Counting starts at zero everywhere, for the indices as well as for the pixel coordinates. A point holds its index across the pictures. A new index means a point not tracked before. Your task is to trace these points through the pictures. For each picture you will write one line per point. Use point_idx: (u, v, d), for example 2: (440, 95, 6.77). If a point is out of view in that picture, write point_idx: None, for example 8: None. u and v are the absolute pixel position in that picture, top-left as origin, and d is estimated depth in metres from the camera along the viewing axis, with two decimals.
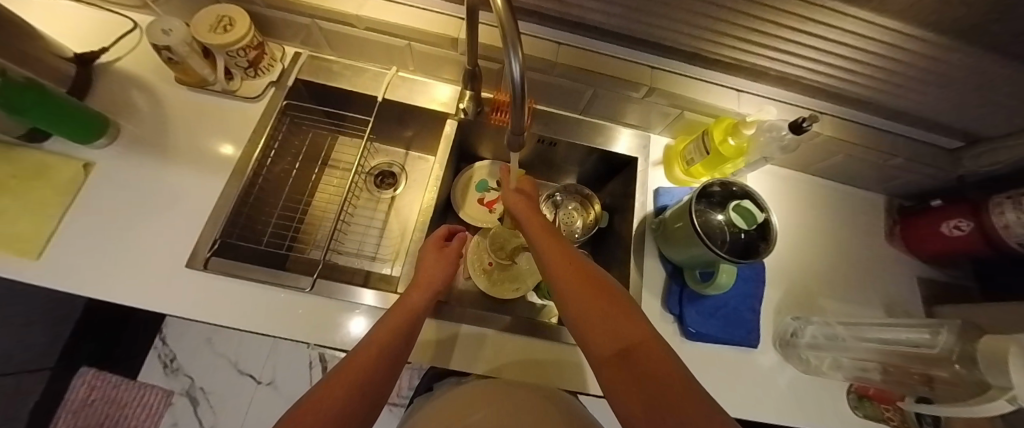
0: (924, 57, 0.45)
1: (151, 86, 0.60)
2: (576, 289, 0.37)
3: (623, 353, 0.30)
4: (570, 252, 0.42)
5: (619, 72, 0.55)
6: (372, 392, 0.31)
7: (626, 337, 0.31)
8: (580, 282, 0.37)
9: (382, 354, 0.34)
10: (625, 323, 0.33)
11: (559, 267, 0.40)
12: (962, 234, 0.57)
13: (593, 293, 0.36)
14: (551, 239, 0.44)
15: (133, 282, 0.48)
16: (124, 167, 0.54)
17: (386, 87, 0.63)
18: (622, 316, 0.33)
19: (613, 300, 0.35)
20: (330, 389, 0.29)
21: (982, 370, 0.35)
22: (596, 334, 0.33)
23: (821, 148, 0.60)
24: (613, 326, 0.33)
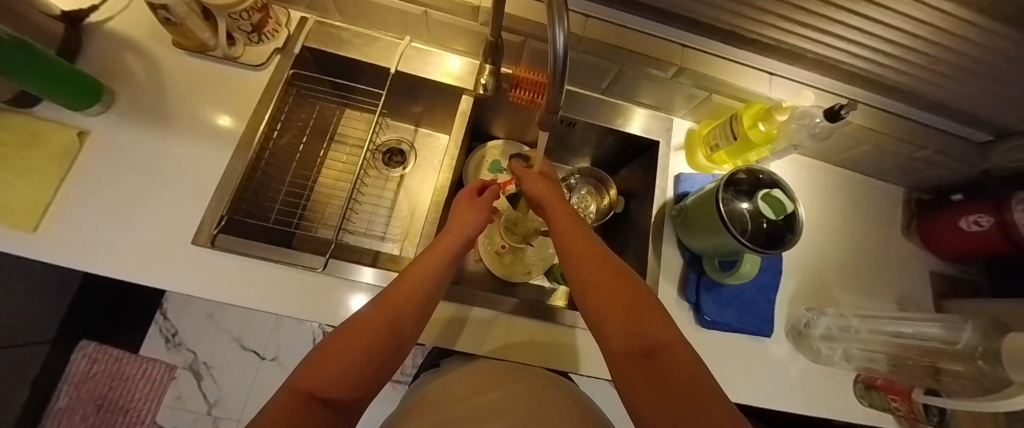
0: (967, 38, 0.44)
1: (147, 49, 0.56)
2: (604, 280, 0.36)
3: (645, 353, 0.30)
4: (597, 243, 0.41)
5: (649, 49, 0.52)
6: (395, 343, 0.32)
7: (652, 337, 0.31)
8: (608, 275, 0.37)
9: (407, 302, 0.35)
10: (652, 323, 0.32)
11: (586, 255, 0.39)
12: (981, 229, 0.56)
13: (620, 290, 0.35)
14: (579, 228, 0.43)
15: (136, 258, 0.46)
16: (122, 137, 0.51)
17: (400, 58, 0.59)
18: (650, 316, 0.33)
19: (641, 299, 0.34)
20: (357, 329, 0.31)
21: (1007, 368, 0.36)
22: (619, 327, 0.33)
23: (850, 137, 0.60)
24: (639, 323, 0.32)
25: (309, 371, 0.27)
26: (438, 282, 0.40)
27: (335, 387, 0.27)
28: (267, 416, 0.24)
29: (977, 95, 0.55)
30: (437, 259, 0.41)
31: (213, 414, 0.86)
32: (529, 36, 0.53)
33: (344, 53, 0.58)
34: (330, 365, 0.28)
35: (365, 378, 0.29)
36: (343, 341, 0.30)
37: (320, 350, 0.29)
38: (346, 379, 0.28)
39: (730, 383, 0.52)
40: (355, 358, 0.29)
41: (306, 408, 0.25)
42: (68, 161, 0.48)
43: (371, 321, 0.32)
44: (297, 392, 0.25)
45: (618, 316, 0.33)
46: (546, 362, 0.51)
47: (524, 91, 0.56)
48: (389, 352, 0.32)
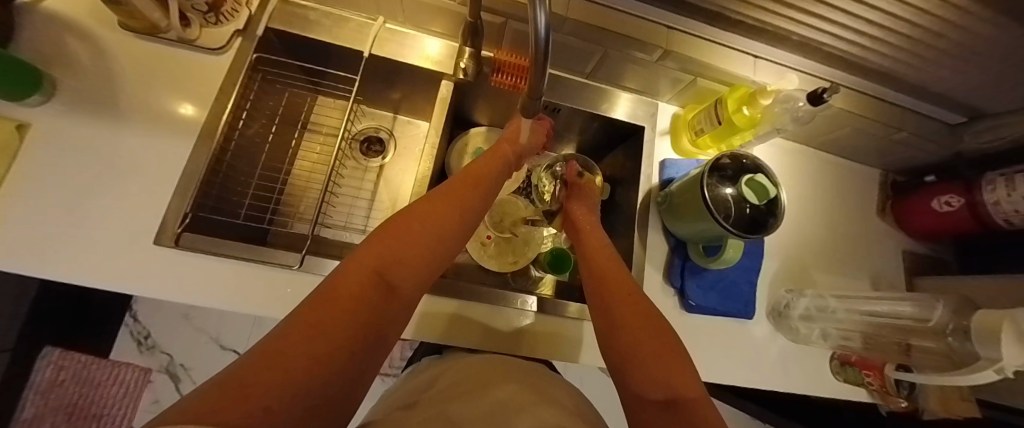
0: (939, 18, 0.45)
1: (90, 32, 0.51)
2: (634, 320, 0.36)
3: (666, 401, 0.30)
4: (631, 283, 0.41)
5: (633, 31, 0.51)
6: (450, 240, 0.35)
7: (676, 387, 0.30)
8: (637, 314, 0.37)
9: (463, 201, 0.38)
10: (678, 370, 0.31)
11: (617, 293, 0.39)
12: (952, 209, 0.59)
13: (649, 332, 0.35)
14: (616, 264, 0.43)
15: (91, 261, 0.42)
16: (68, 130, 0.46)
17: (374, 40, 0.56)
18: (677, 364, 0.32)
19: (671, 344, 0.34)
20: (418, 221, 0.34)
21: (975, 343, 0.39)
22: (642, 376, 0.32)
23: (831, 121, 0.60)
24: (666, 369, 0.31)
25: (376, 250, 0.31)
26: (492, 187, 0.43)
27: (395, 270, 0.31)
28: (342, 277, 0.28)
29: (952, 76, 0.56)
30: (492, 167, 0.44)
31: None
32: (510, 16, 0.51)
33: (314, 35, 0.54)
34: (392, 249, 0.31)
35: (420, 269, 0.32)
36: (404, 229, 0.33)
37: (386, 232, 0.32)
38: (404, 267, 0.31)
39: (716, 366, 0.53)
40: (414, 249, 0.32)
41: (371, 281, 0.29)
42: (5, 158, 0.43)
43: (430, 215, 0.35)
44: (364, 266, 0.29)
45: (646, 357, 0.33)
46: (539, 353, 0.51)
47: (506, 76, 0.54)
48: (444, 250, 0.35)
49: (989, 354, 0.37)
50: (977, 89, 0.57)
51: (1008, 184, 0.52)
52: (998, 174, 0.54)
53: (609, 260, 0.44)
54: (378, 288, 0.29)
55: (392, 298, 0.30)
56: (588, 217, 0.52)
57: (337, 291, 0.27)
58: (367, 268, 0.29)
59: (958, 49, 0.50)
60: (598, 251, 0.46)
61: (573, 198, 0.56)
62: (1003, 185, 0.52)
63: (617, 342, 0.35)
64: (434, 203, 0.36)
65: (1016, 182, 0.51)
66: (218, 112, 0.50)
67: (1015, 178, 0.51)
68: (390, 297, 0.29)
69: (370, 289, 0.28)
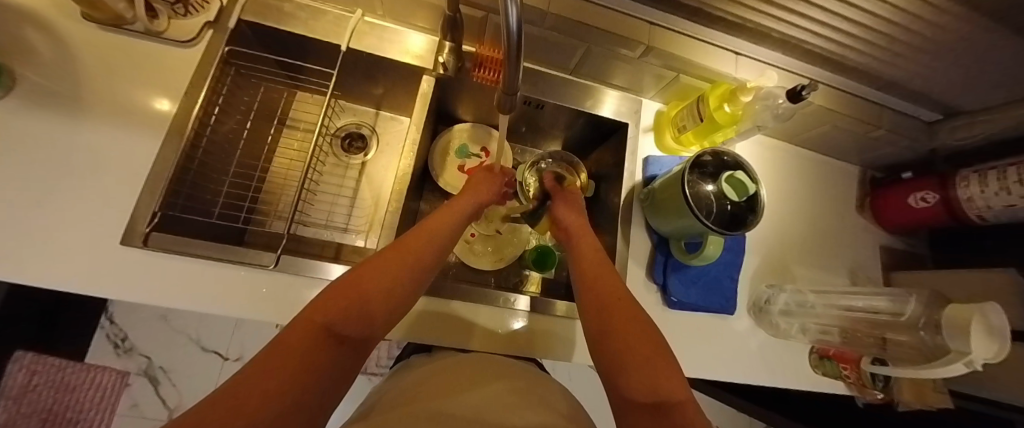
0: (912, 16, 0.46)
1: (50, 22, 0.48)
2: (623, 327, 0.34)
3: (655, 407, 0.27)
4: (623, 290, 0.39)
5: (614, 26, 0.51)
6: (405, 293, 0.33)
7: (665, 392, 0.28)
8: (627, 318, 0.35)
9: (421, 251, 0.36)
10: (667, 373, 0.29)
11: (609, 302, 0.37)
12: (927, 205, 0.60)
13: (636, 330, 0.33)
14: (608, 271, 0.41)
15: (50, 262, 0.40)
16: (28, 125, 0.44)
17: (352, 34, 0.54)
18: (666, 368, 0.30)
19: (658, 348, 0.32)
20: (372, 272, 0.31)
21: (945, 336, 0.39)
22: (632, 383, 0.29)
23: (812, 118, 0.61)
24: (654, 375, 0.29)
25: (323, 305, 0.28)
26: (453, 233, 0.41)
27: (346, 324, 0.28)
28: (280, 340, 0.25)
29: (928, 74, 0.56)
30: (454, 214, 0.43)
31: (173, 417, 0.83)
32: (490, 10, 0.50)
33: (289, 28, 0.53)
34: (342, 302, 0.28)
35: (372, 322, 0.30)
36: (357, 283, 0.30)
37: (336, 287, 0.30)
38: (357, 319, 0.29)
39: (699, 361, 0.54)
40: (368, 301, 0.30)
41: (317, 338, 0.26)
42: None
43: (385, 265, 0.32)
44: (309, 323, 0.26)
45: (634, 364, 0.30)
46: (523, 350, 0.50)
47: (487, 71, 0.54)
48: (398, 300, 0.32)
49: (958, 347, 0.38)
50: (951, 87, 0.58)
51: (980, 180, 0.53)
52: (972, 171, 0.55)
53: (601, 263, 0.42)
54: (324, 347, 0.26)
55: (339, 353, 0.27)
56: (578, 220, 0.50)
57: (274, 355, 0.23)
58: (313, 324, 0.26)
59: (934, 46, 0.51)
60: (590, 259, 0.43)
61: (562, 201, 0.53)
62: (976, 180, 0.54)
63: (607, 357, 0.33)
64: (388, 254, 0.34)
65: (989, 177, 0.52)
66: (188, 106, 0.49)
67: (987, 174, 0.53)
68: (337, 356, 0.26)
69: (315, 347, 0.25)
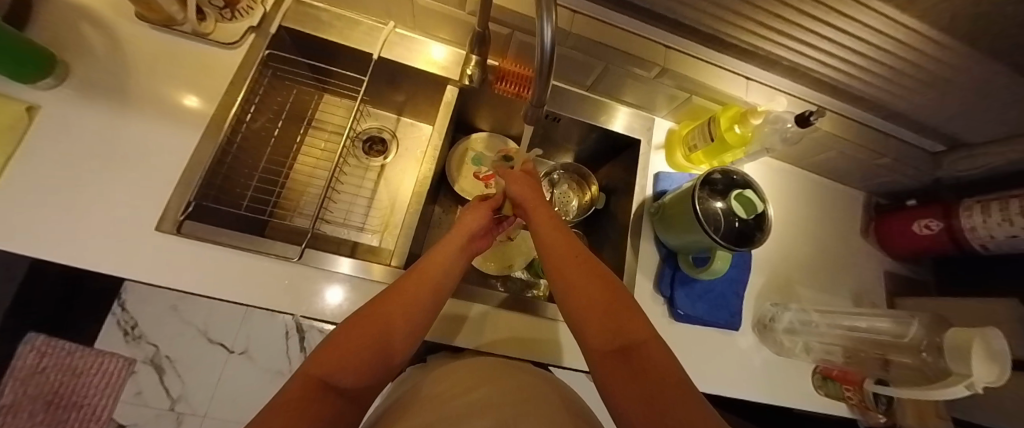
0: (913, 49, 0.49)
1: (105, 20, 0.52)
2: (587, 279, 0.37)
3: (623, 350, 0.31)
4: (579, 245, 0.41)
5: (633, 48, 0.53)
6: (400, 337, 0.34)
7: (629, 336, 0.32)
8: (584, 270, 0.38)
9: (411, 295, 0.37)
10: (630, 321, 0.33)
11: (566, 255, 0.39)
12: (930, 233, 0.62)
13: (596, 285, 0.37)
14: (562, 232, 0.43)
15: (87, 243, 0.42)
16: (80, 115, 0.47)
17: (383, 44, 0.57)
18: (627, 314, 0.34)
19: (618, 300, 0.35)
20: (361, 322, 0.33)
21: (946, 358, 0.41)
22: (596, 330, 0.33)
23: (818, 143, 0.63)
24: (617, 323, 0.33)
25: (316, 363, 0.29)
26: (448, 275, 0.41)
27: (341, 374, 0.29)
28: (278, 400, 0.26)
29: (932, 106, 0.59)
30: (442, 257, 0.42)
31: (176, 410, 0.63)
32: (515, 28, 0.53)
33: (325, 35, 0.56)
34: (336, 355, 0.30)
35: (368, 370, 0.31)
36: (347, 335, 0.32)
37: (328, 344, 0.31)
38: (351, 368, 0.30)
39: (703, 375, 0.55)
40: (360, 350, 0.31)
41: (315, 390, 0.27)
42: (14, 138, 0.44)
43: (374, 314, 0.34)
44: (305, 379, 0.28)
45: (596, 316, 0.34)
46: (528, 354, 0.51)
47: (507, 84, 0.56)
48: (394, 345, 0.34)
49: (959, 370, 0.39)
50: (954, 119, 0.60)
51: (983, 209, 0.55)
52: (974, 201, 0.57)
53: (555, 226, 0.43)
54: (322, 396, 0.27)
55: (339, 404, 0.28)
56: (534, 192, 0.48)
57: (278, 411, 0.25)
58: (310, 379, 0.28)
59: (936, 81, 0.53)
60: (550, 235, 0.42)
61: (515, 177, 0.49)
62: (978, 211, 0.55)
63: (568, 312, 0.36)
64: (378, 303, 0.35)
65: (991, 207, 0.54)
66: (226, 105, 0.52)
67: (989, 205, 0.54)
68: (337, 406, 0.27)
69: (313, 399, 0.26)
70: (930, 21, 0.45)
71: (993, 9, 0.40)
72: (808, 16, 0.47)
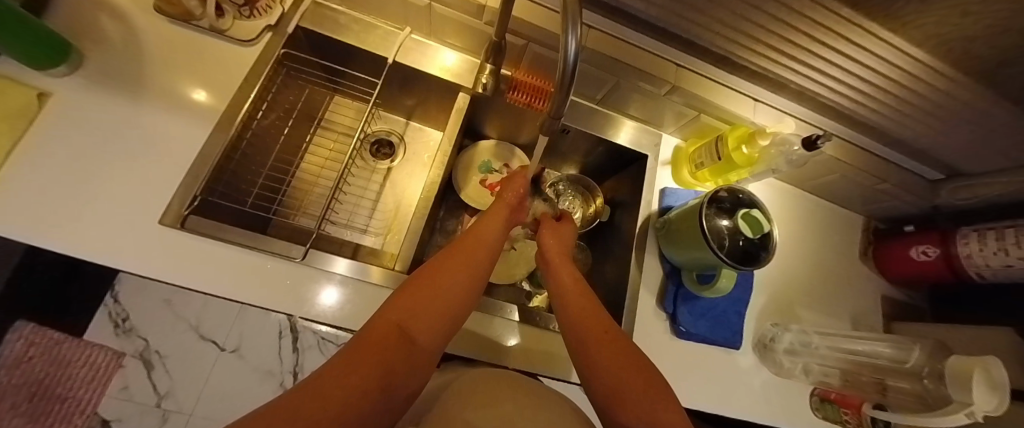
0: (911, 76, 0.51)
1: (124, 11, 0.52)
2: (619, 353, 0.34)
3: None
4: (608, 321, 0.38)
5: (646, 65, 0.54)
6: (468, 294, 0.35)
7: (662, 421, 0.28)
8: (613, 347, 0.34)
9: (473, 257, 0.37)
10: (662, 406, 0.29)
11: (596, 324, 0.37)
12: (928, 259, 0.63)
13: (625, 357, 0.33)
14: (593, 305, 0.39)
15: (89, 232, 0.42)
16: (91, 103, 0.47)
17: (399, 49, 0.58)
18: (661, 397, 0.30)
19: (650, 375, 0.32)
20: (436, 274, 0.34)
21: (948, 387, 0.41)
22: (628, 413, 0.29)
23: (822, 166, 0.64)
24: (650, 405, 0.29)
25: (393, 307, 0.29)
26: (497, 243, 0.42)
27: (417, 322, 0.29)
28: (362, 336, 0.26)
29: (932, 134, 0.60)
30: (495, 224, 0.43)
31: (163, 408, 0.50)
32: (531, 39, 0.54)
33: (342, 38, 0.56)
34: (412, 305, 0.30)
35: (441, 321, 0.31)
36: (423, 283, 0.32)
37: (405, 292, 0.31)
38: (425, 322, 0.30)
39: (700, 393, 0.54)
40: (434, 305, 0.31)
41: (393, 333, 0.27)
42: (22, 123, 0.43)
43: (446, 271, 0.34)
44: (384, 323, 0.28)
45: (631, 398, 0.30)
46: (525, 364, 0.51)
47: (521, 94, 0.56)
48: (459, 305, 0.33)
49: (959, 397, 0.40)
50: (954, 146, 0.62)
51: (980, 238, 0.56)
52: (971, 229, 0.58)
53: (587, 300, 0.40)
54: (402, 342, 0.27)
55: (415, 349, 0.28)
56: (560, 249, 0.49)
57: (362, 350, 0.25)
58: (390, 322, 0.28)
59: (937, 109, 0.55)
60: (579, 313, 0.38)
61: (547, 229, 0.51)
62: (976, 239, 0.56)
63: (596, 386, 0.33)
64: (449, 258, 0.36)
65: (988, 237, 0.55)
66: (240, 101, 0.52)
67: (987, 234, 0.55)
68: (413, 350, 0.28)
69: (395, 344, 0.26)
70: (936, 53, 0.47)
71: (995, 43, 0.41)
72: (819, 43, 0.48)
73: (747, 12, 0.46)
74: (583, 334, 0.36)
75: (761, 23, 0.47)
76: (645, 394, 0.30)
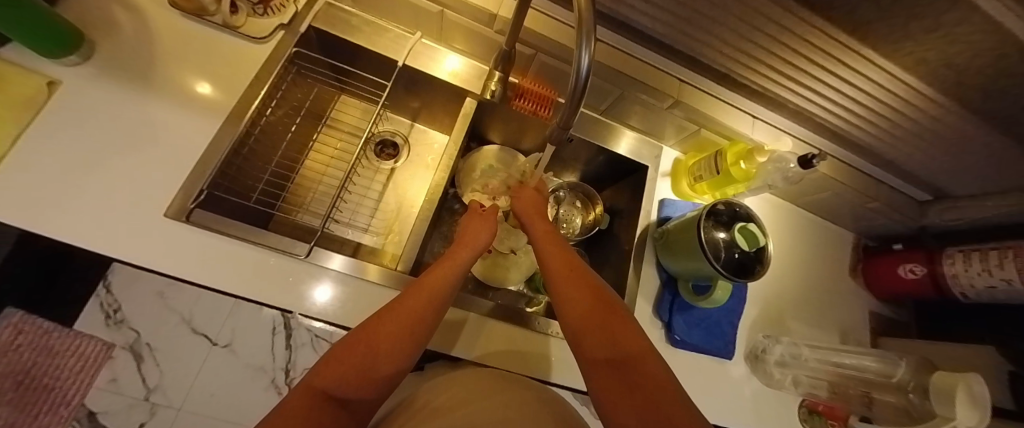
0: (902, 100, 0.53)
1: (137, 4, 0.52)
2: (582, 287, 0.39)
3: (614, 363, 0.32)
4: (575, 259, 0.43)
5: (650, 79, 0.56)
6: (409, 351, 0.34)
7: (622, 350, 0.33)
8: (579, 284, 0.40)
9: (421, 307, 0.36)
10: (625, 337, 0.34)
11: (563, 267, 0.42)
12: (915, 277, 0.65)
13: (587, 291, 0.39)
14: (563, 248, 0.45)
15: (95, 223, 0.42)
16: (100, 93, 0.47)
17: (409, 52, 0.59)
18: (621, 325, 0.36)
19: (609, 305, 0.38)
20: (370, 331, 0.33)
21: (932, 401, 0.43)
22: (592, 340, 0.35)
23: (817, 184, 0.65)
24: (610, 335, 0.35)
25: (322, 372, 0.29)
26: (451, 286, 0.41)
27: (349, 383, 0.29)
28: (282, 409, 0.26)
29: (922, 156, 0.63)
30: (450, 268, 0.42)
31: (151, 403, 0.41)
32: (540, 49, 0.55)
33: (353, 39, 0.57)
34: (341, 366, 0.29)
35: (374, 386, 0.30)
36: (355, 341, 0.32)
37: (336, 353, 0.30)
38: (360, 382, 0.30)
39: None
40: (371, 361, 0.31)
41: (317, 403, 0.27)
42: (31, 111, 0.43)
43: (383, 324, 0.33)
44: (309, 392, 0.27)
45: (593, 327, 0.36)
46: (521, 368, 0.52)
47: (527, 102, 0.58)
48: (400, 361, 0.33)
49: (942, 411, 0.41)
50: (942, 169, 0.64)
51: (965, 259, 0.59)
52: (957, 250, 0.61)
53: (560, 248, 0.45)
54: (325, 413, 0.27)
55: (343, 418, 0.27)
56: (538, 210, 0.51)
57: (283, 422, 0.24)
58: (313, 391, 0.27)
59: (925, 132, 0.57)
60: (548, 262, 0.43)
61: (524, 191, 0.54)
62: (961, 260, 0.59)
63: (566, 322, 0.38)
64: (385, 316, 0.34)
65: (973, 257, 0.58)
66: (249, 97, 0.52)
67: (971, 255, 0.58)
68: (339, 418, 0.27)
69: (319, 414, 0.26)
70: (927, 79, 0.49)
71: (984, 69, 0.44)
72: (817, 66, 0.50)
73: (750, 32, 0.48)
74: (552, 278, 0.42)
75: (762, 44, 0.49)
76: (607, 323, 0.36)
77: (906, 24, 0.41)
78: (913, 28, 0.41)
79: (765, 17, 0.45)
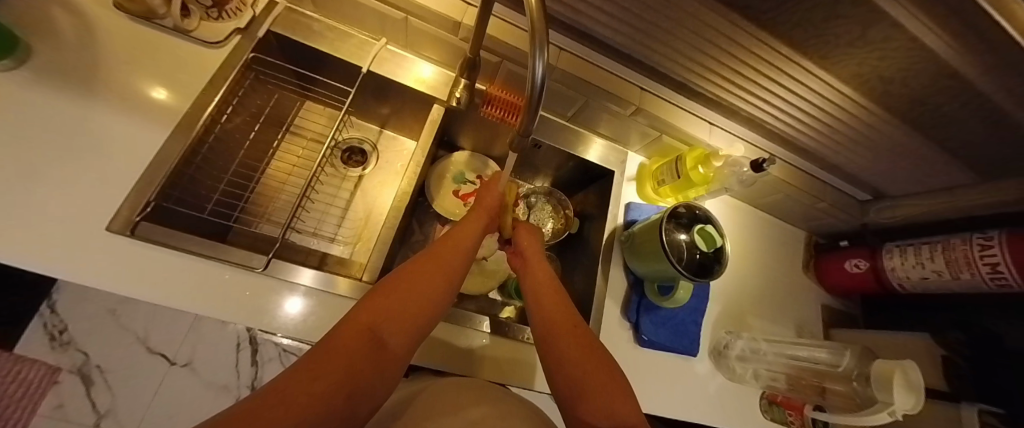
0: (841, 109, 0.57)
1: (80, 5, 0.49)
2: (583, 349, 0.37)
3: None
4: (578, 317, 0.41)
5: (614, 87, 0.58)
6: (440, 300, 0.35)
7: (622, 419, 0.31)
8: (581, 340, 0.38)
9: (449, 261, 0.38)
10: (626, 405, 0.32)
11: (562, 324, 0.39)
12: (860, 271, 0.70)
13: (590, 351, 0.37)
14: (563, 296, 0.43)
15: (18, 237, 0.38)
16: (34, 99, 0.44)
17: (375, 59, 0.58)
18: (622, 394, 0.33)
19: (610, 368, 0.35)
20: (409, 278, 0.34)
21: (874, 388, 0.47)
22: (589, 407, 0.32)
23: (772, 187, 0.69)
24: (613, 402, 0.32)
25: (366, 308, 0.30)
26: (473, 247, 0.43)
27: (389, 326, 0.30)
28: (330, 340, 0.27)
29: (861, 160, 0.68)
30: (471, 229, 0.44)
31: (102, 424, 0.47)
32: (506, 57, 0.56)
33: (316, 44, 0.56)
34: (383, 307, 0.31)
35: (411, 330, 0.32)
36: (394, 286, 0.33)
37: (377, 292, 0.32)
38: (397, 326, 0.30)
39: (659, 400, 0.57)
40: (407, 310, 0.32)
41: (363, 338, 0.28)
42: None
43: (419, 273, 0.35)
44: (355, 325, 0.28)
45: (593, 389, 0.33)
46: (496, 376, 0.51)
47: (495, 109, 0.58)
48: (431, 312, 0.34)
49: (883, 398, 0.45)
50: (880, 171, 0.70)
51: (902, 253, 0.64)
52: (894, 245, 0.66)
53: (559, 295, 0.43)
54: (370, 346, 0.28)
55: (384, 355, 0.29)
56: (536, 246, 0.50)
57: (330, 358, 0.25)
58: (360, 325, 0.28)
59: (862, 138, 0.63)
60: (551, 303, 0.41)
61: (522, 229, 0.53)
62: (897, 254, 0.64)
63: (561, 380, 0.36)
64: (420, 264, 0.36)
65: (908, 252, 0.63)
66: (203, 104, 0.50)
67: (906, 250, 0.63)
68: (379, 353, 0.28)
69: (362, 348, 0.27)
70: (862, 90, 0.53)
71: (909, 82, 0.49)
72: (766, 76, 0.54)
73: (704, 44, 0.50)
74: (551, 319, 0.40)
75: (714, 55, 0.52)
76: (608, 388, 0.33)
77: (841, 40, 0.45)
78: (846, 44, 0.45)
79: (716, 30, 0.48)
